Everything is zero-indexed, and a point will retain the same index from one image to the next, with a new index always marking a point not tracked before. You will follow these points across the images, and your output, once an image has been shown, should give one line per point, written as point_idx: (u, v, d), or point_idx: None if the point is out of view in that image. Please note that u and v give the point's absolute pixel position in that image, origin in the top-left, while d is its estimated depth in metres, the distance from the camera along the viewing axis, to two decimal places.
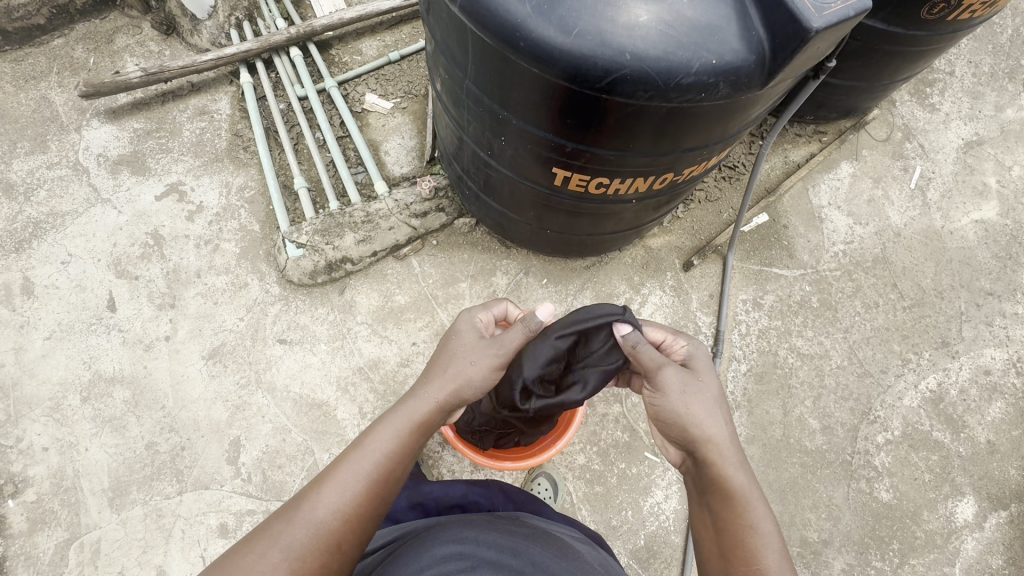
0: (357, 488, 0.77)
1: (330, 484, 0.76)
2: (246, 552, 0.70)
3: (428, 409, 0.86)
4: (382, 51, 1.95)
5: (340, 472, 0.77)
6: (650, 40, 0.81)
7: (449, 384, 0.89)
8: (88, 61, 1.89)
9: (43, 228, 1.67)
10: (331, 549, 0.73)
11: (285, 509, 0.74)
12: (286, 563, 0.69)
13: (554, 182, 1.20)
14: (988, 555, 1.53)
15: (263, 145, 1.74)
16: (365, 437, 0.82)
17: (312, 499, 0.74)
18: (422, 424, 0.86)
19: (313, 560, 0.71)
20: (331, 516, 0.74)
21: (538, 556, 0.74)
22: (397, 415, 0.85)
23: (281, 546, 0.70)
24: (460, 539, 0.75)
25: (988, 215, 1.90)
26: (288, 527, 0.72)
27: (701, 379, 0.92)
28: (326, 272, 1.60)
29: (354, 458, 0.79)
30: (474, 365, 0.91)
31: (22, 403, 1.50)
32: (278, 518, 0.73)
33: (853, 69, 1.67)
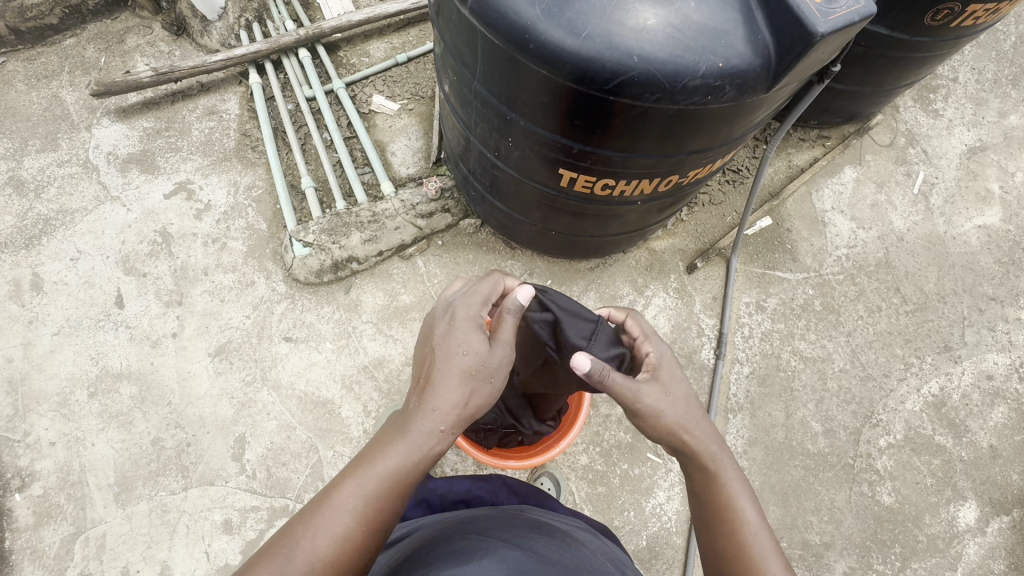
0: (347, 535, 0.71)
1: (315, 530, 0.70)
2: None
3: (426, 440, 0.77)
4: (390, 53, 1.97)
5: (324, 517, 0.71)
6: (657, 43, 0.82)
7: (452, 409, 0.79)
8: (99, 61, 1.92)
9: (53, 225, 1.69)
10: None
11: (269, 550, 0.69)
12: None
13: (561, 183, 1.21)
14: (990, 560, 1.54)
15: (271, 144, 1.76)
16: (354, 470, 0.75)
17: (297, 544, 0.69)
18: (419, 456, 0.77)
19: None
20: (316, 566, 0.69)
21: (544, 549, 0.74)
22: (393, 445, 0.76)
23: None
24: (467, 536, 0.75)
25: (990, 221, 1.91)
26: (271, 573, 0.67)
27: (670, 391, 0.87)
28: (332, 271, 1.62)
29: (340, 498, 0.72)
30: (477, 387, 0.82)
31: (30, 398, 1.51)
32: (261, 560, 0.69)
33: (856, 74, 1.68)
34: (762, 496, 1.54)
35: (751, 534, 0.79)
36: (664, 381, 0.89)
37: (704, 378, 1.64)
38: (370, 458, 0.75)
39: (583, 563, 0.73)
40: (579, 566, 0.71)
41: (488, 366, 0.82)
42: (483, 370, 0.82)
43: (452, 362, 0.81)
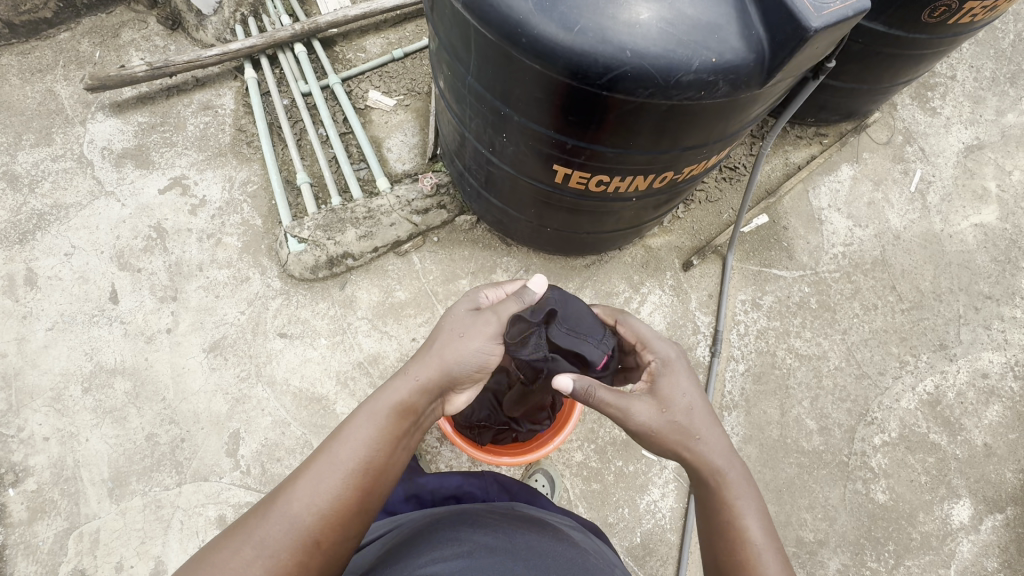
0: (328, 483, 0.74)
1: (301, 478, 0.74)
2: (222, 548, 0.69)
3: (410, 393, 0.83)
4: (386, 49, 1.96)
5: (311, 464, 0.75)
6: (650, 37, 0.82)
7: (434, 363, 0.86)
8: (94, 55, 1.91)
9: (47, 220, 1.68)
10: (308, 547, 0.71)
11: (263, 503, 0.74)
12: (257, 562, 0.68)
13: (555, 179, 1.21)
14: (983, 558, 1.54)
15: (266, 140, 1.75)
16: (344, 422, 0.80)
17: (286, 493, 0.73)
18: (402, 407, 0.82)
19: (290, 558, 0.70)
20: (306, 511, 0.72)
21: (532, 542, 0.74)
22: (378, 396, 0.82)
23: (253, 542, 0.69)
24: (456, 528, 0.76)
25: (987, 219, 1.91)
26: (263, 523, 0.71)
27: (670, 401, 0.88)
28: (327, 267, 1.61)
29: (327, 447, 0.77)
30: (459, 345, 0.87)
31: (24, 393, 1.51)
32: (254, 513, 0.73)
33: (853, 71, 1.67)
34: None
35: (755, 555, 0.76)
36: (662, 390, 0.90)
37: (700, 375, 1.64)
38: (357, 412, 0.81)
39: (572, 557, 0.73)
40: (568, 560, 0.72)
41: (469, 326, 0.89)
42: (464, 331, 0.89)
43: (436, 334, 0.90)
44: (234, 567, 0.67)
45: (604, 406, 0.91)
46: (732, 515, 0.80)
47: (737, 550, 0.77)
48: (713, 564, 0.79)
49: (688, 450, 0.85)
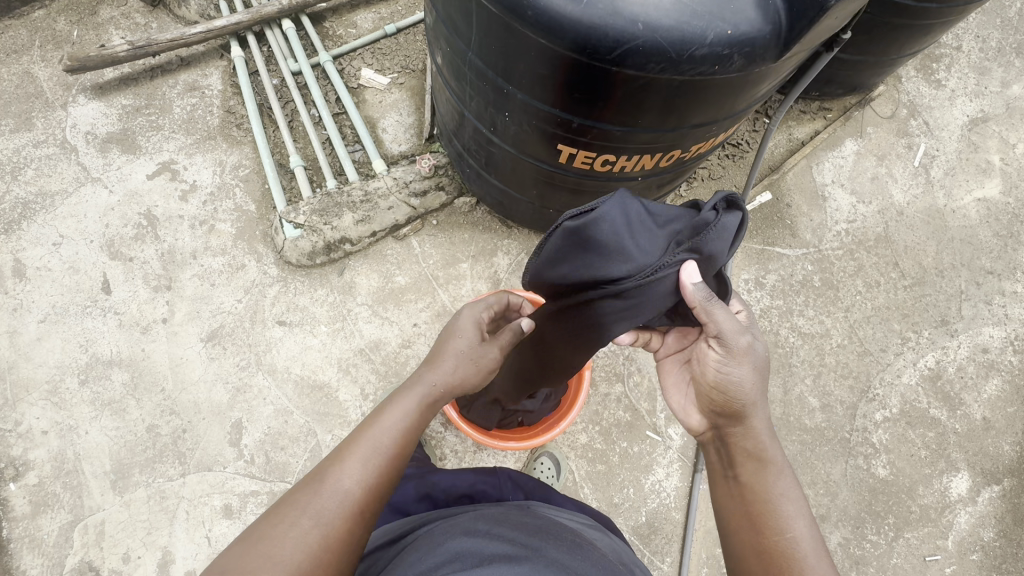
0: (374, 461, 0.76)
1: (349, 456, 0.75)
2: (277, 519, 0.68)
3: (434, 390, 0.87)
4: (378, 24, 1.88)
5: (357, 446, 0.76)
6: (663, 9, 0.78)
7: (450, 379, 0.90)
8: (72, 34, 1.82)
9: (33, 208, 1.63)
10: (360, 517, 0.72)
11: (309, 480, 0.73)
12: (316, 530, 0.68)
13: (558, 159, 1.17)
14: (979, 528, 1.57)
15: (257, 122, 1.69)
16: (378, 411, 0.83)
17: (335, 471, 0.73)
18: (428, 403, 0.86)
19: (341, 532, 0.70)
20: (355, 485, 0.72)
21: (553, 551, 0.71)
22: (409, 390, 0.86)
23: (309, 513, 0.69)
24: (472, 535, 0.73)
25: (990, 193, 1.89)
26: (314, 497, 0.70)
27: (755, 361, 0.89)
28: (324, 253, 1.58)
29: (369, 431, 0.79)
30: (470, 359, 0.94)
31: (20, 387, 1.48)
32: (303, 489, 0.71)
33: (860, 43, 1.63)
34: None
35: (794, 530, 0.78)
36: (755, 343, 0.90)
37: None
38: (388, 403, 0.84)
39: (593, 566, 0.71)
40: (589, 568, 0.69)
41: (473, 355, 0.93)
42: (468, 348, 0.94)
43: (447, 339, 0.95)
44: (290, 537, 0.66)
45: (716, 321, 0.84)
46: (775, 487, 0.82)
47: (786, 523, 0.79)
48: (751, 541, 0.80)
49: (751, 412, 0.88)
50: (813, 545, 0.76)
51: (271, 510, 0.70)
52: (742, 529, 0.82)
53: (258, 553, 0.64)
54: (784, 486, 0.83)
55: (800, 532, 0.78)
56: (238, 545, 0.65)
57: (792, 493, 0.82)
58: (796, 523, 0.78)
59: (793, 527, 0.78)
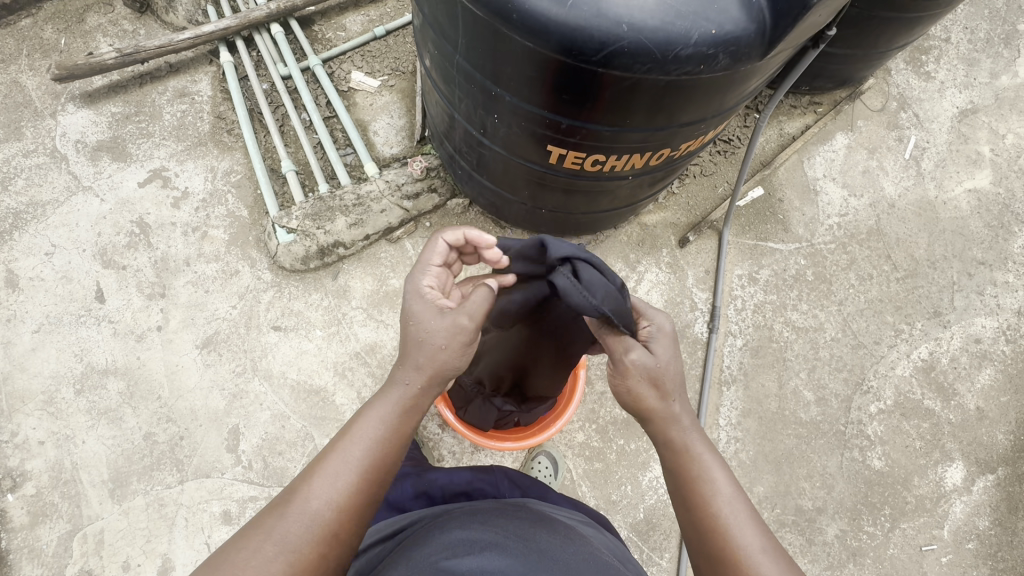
0: (343, 479, 0.73)
1: (319, 474, 0.73)
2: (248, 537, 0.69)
3: (409, 392, 0.80)
4: (367, 26, 1.88)
5: (328, 462, 0.74)
6: (648, 10, 0.79)
7: (431, 370, 0.81)
8: (59, 42, 1.82)
9: (24, 218, 1.63)
10: (333, 541, 0.71)
11: (280, 499, 0.72)
12: (281, 558, 0.67)
13: (549, 160, 1.18)
14: (975, 517, 1.58)
15: (247, 127, 1.69)
16: (351, 418, 0.79)
17: (304, 491, 0.72)
18: (404, 408, 0.80)
19: (309, 552, 0.69)
20: (324, 507, 0.71)
21: (546, 543, 0.71)
22: (387, 394, 0.81)
23: (274, 539, 0.68)
24: (464, 526, 0.73)
25: (981, 184, 1.90)
26: (280, 521, 0.70)
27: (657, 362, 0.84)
28: (318, 257, 1.58)
29: (340, 446, 0.76)
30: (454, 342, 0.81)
31: (15, 398, 1.48)
32: (272, 512, 0.71)
33: (848, 37, 1.63)
34: (756, 465, 1.57)
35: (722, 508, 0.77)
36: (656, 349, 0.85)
37: (698, 352, 1.64)
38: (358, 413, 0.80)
39: (585, 558, 0.71)
40: (580, 561, 0.69)
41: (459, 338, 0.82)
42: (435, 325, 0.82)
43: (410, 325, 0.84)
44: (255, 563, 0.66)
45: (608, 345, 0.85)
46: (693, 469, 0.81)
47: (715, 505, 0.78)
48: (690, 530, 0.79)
49: (665, 411, 0.83)
50: (741, 519, 0.76)
51: (246, 527, 0.71)
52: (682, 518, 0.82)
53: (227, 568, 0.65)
54: (710, 475, 0.80)
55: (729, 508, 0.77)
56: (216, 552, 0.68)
57: (721, 479, 0.80)
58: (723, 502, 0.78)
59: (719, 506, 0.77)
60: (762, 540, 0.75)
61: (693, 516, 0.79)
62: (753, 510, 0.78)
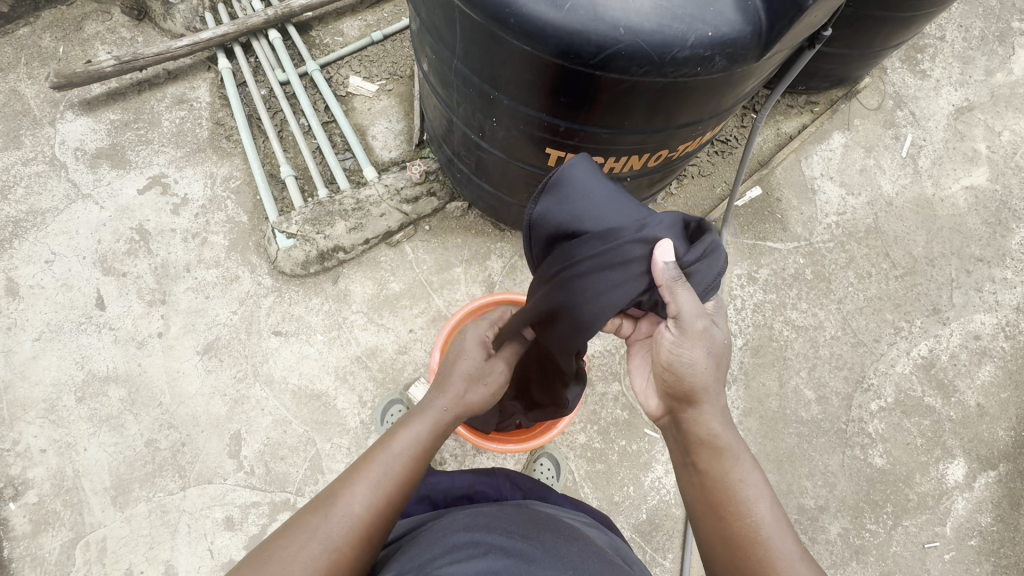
0: (385, 484, 0.76)
1: (363, 479, 0.75)
2: (289, 534, 0.69)
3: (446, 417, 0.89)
4: (364, 31, 1.89)
5: (370, 467, 0.77)
6: (644, 13, 0.79)
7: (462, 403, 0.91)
8: (57, 51, 1.82)
9: (24, 226, 1.63)
10: (369, 542, 0.72)
11: (320, 500, 0.73)
12: (324, 556, 0.68)
13: (548, 163, 1.18)
14: (977, 514, 1.59)
15: (246, 133, 1.69)
16: (390, 433, 0.84)
17: (345, 494, 0.73)
18: (435, 430, 0.87)
19: (350, 555, 0.70)
20: (365, 509, 0.73)
21: (550, 543, 0.72)
22: (417, 415, 0.88)
23: (319, 537, 0.69)
24: (468, 528, 0.73)
25: (978, 181, 1.91)
26: (324, 520, 0.70)
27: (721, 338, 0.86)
28: (318, 262, 1.58)
29: (381, 454, 0.79)
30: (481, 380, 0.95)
31: (17, 406, 1.48)
32: (313, 511, 0.72)
33: (844, 37, 1.64)
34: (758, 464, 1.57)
35: (756, 509, 0.76)
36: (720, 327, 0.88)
37: None
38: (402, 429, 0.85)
39: (589, 556, 0.72)
40: (585, 559, 0.70)
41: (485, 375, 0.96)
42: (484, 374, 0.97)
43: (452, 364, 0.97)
44: (300, 560, 0.66)
45: (679, 304, 0.81)
46: (730, 468, 0.80)
47: (746, 505, 0.77)
48: (716, 530, 0.78)
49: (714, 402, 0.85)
50: (775, 523, 0.75)
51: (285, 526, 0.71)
52: (707, 516, 0.80)
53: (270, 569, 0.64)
54: (745, 475, 0.79)
55: (760, 512, 0.76)
56: (259, 550, 0.67)
57: (755, 480, 0.79)
58: (757, 504, 0.77)
59: (753, 507, 0.76)
60: (796, 547, 0.73)
61: (726, 513, 0.77)
62: (786, 518, 0.76)
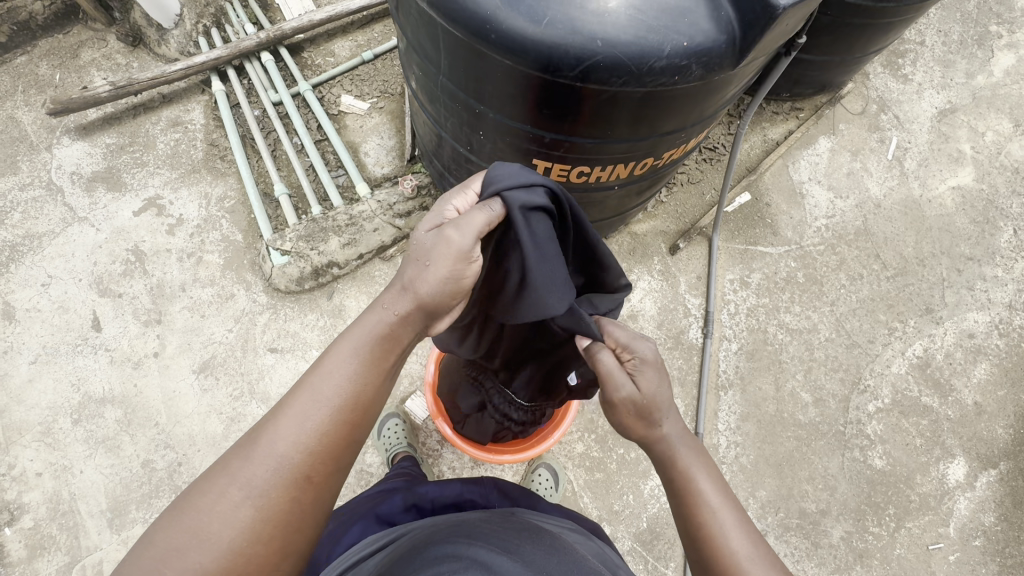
0: (313, 417, 0.65)
1: (286, 412, 0.65)
2: (210, 479, 0.63)
3: (389, 318, 0.71)
4: (355, 51, 1.92)
5: (295, 399, 0.66)
6: (621, 26, 0.81)
7: (408, 294, 0.71)
8: (54, 78, 1.85)
9: (20, 250, 1.64)
10: (305, 485, 0.64)
11: (247, 440, 0.65)
12: (247, 505, 0.61)
13: (535, 173, 1.20)
14: (980, 513, 1.58)
15: (240, 153, 1.72)
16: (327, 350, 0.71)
17: (272, 428, 0.65)
18: (379, 337, 0.70)
19: (281, 505, 0.62)
20: (292, 448, 0.64)
21: (533, 557, 0.68)
22: (356, 326, 0.71)
23: (240, 483, 0.61)
24: (446, 543, 0.70)
25: (964, 181, 1.93)
26: (247, 463, 0.63)
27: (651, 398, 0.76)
28: (313, 277, 1.59)
29: (307, 382, 0.67)
30: (425, 259, 0.70)
31: (12, 429, 1.47)
32: (238, 452, 0.64)
33: (823, 44, 1.68)
34: (757, 469, 1.56)
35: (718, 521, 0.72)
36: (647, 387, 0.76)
37: (694, 358, 1.65)
38: (336, 345, 0.70)
39: (570, 568, 0.69)
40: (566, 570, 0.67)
41: (433, 248, 0.70)
42: (428, 255, 0.70)
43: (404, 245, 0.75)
44: (220, 510, 0.60)
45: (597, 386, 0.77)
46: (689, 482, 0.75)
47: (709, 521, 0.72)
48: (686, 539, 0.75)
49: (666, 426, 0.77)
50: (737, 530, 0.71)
51: (211, 471, 0.64)
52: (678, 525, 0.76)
53: (187, 520, 0.60)
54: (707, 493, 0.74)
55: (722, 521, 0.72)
56: (177, 501, 0.62)
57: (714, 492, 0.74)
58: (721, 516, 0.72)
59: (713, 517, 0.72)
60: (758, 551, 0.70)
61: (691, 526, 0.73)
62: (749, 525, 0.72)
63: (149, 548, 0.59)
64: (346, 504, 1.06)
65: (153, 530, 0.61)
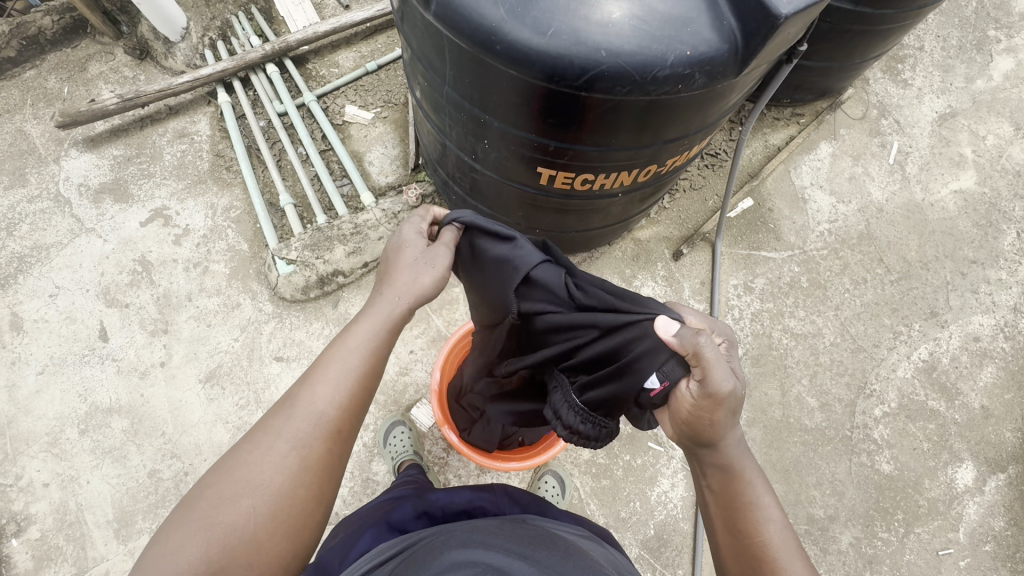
0: (346, 382, 0.71)
1: (321, 377, 0.71)
2: (254, 437, 0.66)
3: (399, 304, 0.80)
4: (359, 62, 1.95)
5: (324, 367, 0.71)
6: (624, 36, 0.82)
7: (414, 288, 0.82)
8: (62, 91, 1.88)
9: (28, 262, 1.66)
10: (338, 440, 0.69)
11: (279, 406, 0.69)
12: (293, 454, 0.65)
13: (539, 181, 1.21)
14: (989, 518, 1.57)
15: (246, 163, 1.73)
16: (347, 327, 0.77)
17: (307, 391, 0.69)
18: (390, 320, 0.79)
19: (320, 456, 0.67)
20: (328, 406, 0.69)
21: (546, 560, 0.69)
22: (372, 309, 0.79)
23: (285, 436, 0.66)
24: (462, 547, 0.70)
25: (966, 185, 1.94)
26: (288, 422, 0.67)
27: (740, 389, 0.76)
28: (318, 287, 1.60)
29: (334, 352, 0.74)
30: (426, 268, 0.84)
31: (20, 440, 1.48)
32: (275, 415, 0.68)
33: (823, 50, 1.69)
34: (764, 475, 1.56)
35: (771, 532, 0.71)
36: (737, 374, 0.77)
37: None
38: (358, 323, 0.78)
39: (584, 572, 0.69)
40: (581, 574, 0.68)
41: (434, 261, 0.84)
42: (424, 269, 0.83)
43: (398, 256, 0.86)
44: (269, 461, 0.64)
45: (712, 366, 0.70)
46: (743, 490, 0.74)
47: (760, 530, 0.72)
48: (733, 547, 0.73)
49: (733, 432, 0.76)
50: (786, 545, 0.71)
51: (248, 434, 0.68)
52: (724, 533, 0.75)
53: (235, 474, 0.63)
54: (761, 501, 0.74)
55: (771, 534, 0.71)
56: (219, 461, 0.65)
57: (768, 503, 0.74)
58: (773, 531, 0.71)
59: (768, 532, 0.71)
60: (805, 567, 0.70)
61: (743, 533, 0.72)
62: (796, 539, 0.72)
63: (195, 502, 0.61)
64: (355, 512, 1.06)
65: (195, 489, 0.62)
